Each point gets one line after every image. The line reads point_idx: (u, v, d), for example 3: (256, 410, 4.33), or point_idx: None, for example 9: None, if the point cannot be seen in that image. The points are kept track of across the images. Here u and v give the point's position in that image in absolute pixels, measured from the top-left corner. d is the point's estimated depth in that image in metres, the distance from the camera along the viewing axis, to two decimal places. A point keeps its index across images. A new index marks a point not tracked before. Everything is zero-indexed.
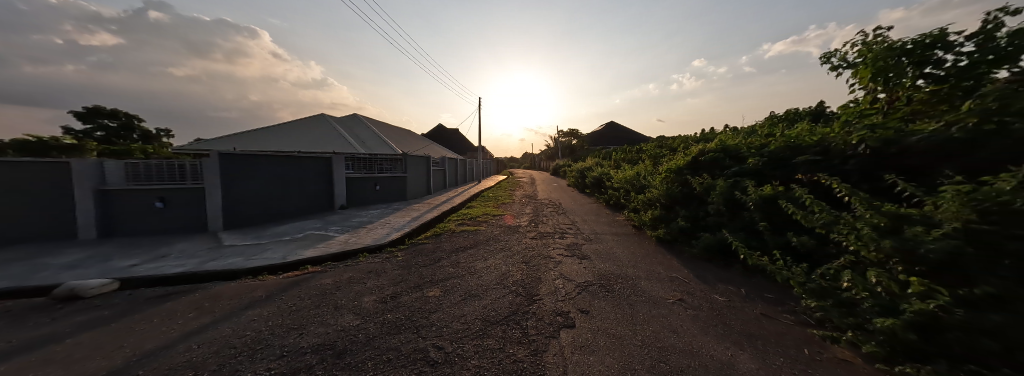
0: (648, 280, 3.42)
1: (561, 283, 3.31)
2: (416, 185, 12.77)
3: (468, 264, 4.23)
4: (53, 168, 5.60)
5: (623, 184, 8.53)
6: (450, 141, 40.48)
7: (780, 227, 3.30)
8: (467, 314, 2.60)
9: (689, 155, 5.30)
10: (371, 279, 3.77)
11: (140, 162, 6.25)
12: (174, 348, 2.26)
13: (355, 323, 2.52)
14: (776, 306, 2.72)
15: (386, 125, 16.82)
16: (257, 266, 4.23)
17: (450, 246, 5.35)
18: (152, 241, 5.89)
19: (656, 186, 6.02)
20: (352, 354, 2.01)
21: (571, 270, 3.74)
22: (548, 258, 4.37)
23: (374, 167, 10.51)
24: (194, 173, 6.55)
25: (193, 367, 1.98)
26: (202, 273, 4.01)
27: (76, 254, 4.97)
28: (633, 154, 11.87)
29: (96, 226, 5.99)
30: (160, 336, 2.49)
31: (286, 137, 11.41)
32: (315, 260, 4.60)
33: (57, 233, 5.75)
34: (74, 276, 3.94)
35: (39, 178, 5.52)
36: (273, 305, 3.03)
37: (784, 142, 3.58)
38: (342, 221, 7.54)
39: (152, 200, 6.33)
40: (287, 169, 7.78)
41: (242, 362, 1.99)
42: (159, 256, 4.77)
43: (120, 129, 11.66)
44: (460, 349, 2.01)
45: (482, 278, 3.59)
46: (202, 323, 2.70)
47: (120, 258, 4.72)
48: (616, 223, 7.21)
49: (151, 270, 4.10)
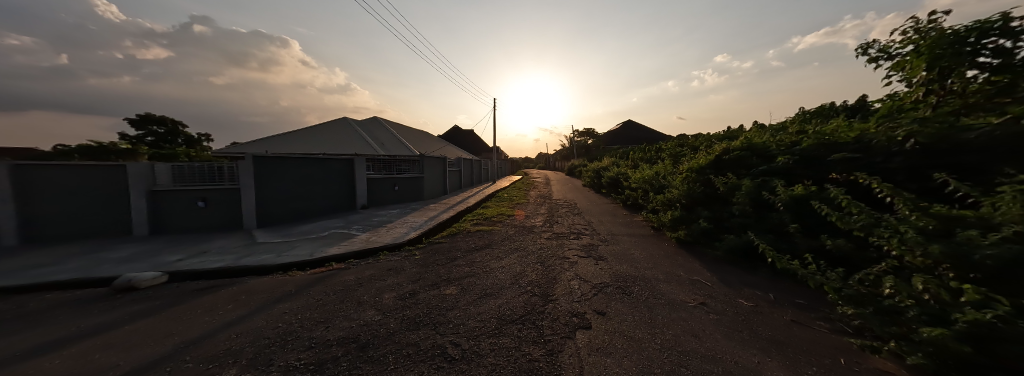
0: (668, 283, 3.32)
1: (576, 283, 3.28)
2: (433, 185, 13.04)
3: (484, 264, 4.27)
4: (113, 171, 6.19)
5: (641, 184, 8.30)
6: (464, 143, 41.39)
7: (814, 229, 3.09)
8: (483, 312, 2.63)
9: (711, 153, 5.07)
10: (391, 276, 3.90)
11: (184, 165, 6.75)
12: (216, 336, 2.44)
13: (376, 319, 2.61)
14: (809, 313, 2.56)
15: (404, 128, 17.33)
16: (286, 262, 4.47)
17: (465, 246, 5.45)
18: (194, 238, 6.34)
19: (676, 185, 5.83)
20: (374, 348, 2.08)
21: (586, 271, 3.70)
22: (563, 258, 4.34)
23: (392, 168, 10.84)
24: (230, 174, 7.02)
25: (232, 354, 2.13)
26: (238, 268, 4.29)
27: (129, 249, 5.44)
28: (653, 152, 11.49)
29: (148, 223, 6.55)
30: (204, 325, 2.69)
31: (312, 140, 12.01)
32: (338, 258, 4.80)
33: (117, 230, 6.35)
34: (129, 269, 4.34)
35: (101, 180, 6.13)
36: (301, 299, 3.20)
37: (817, 138, 3.35)
38: (362, 220, 7.84)
39: (194, 200, 6.83)
40: (312, 170, 8.15)
41: (275, 352, 2.11)
42: (200, 252, 5.15)
43: (170, 136, 12.77)
44: (477, 347, 2.04)
45: (497, 277, 3.62)
46: (239, 315, 2.89)
47: (166, 254, 5.12)
48: (635, 224, 7.00)
49: (194, 265, 4.43)
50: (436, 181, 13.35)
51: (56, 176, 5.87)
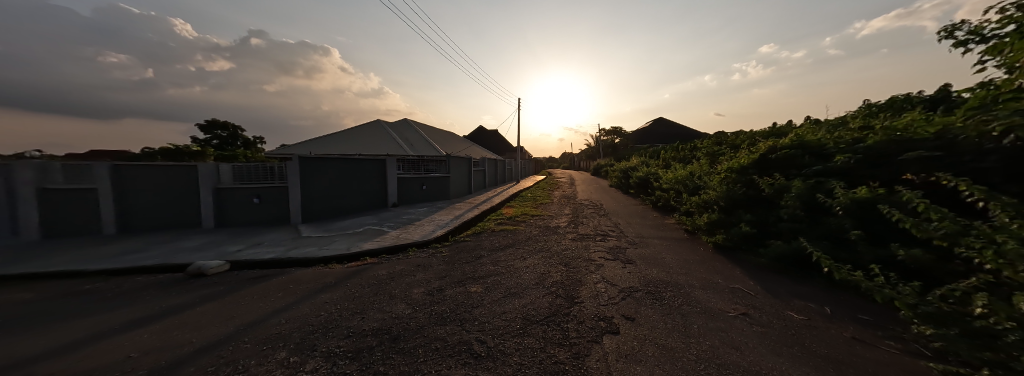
0: (704, 290, 3.13)
1: (603, 286, 3.20)
2: (459, 184, 13.36)
3: (508, 263, 4.30)
4: (187, 170, 7.05)
5: (674, 185, 7.88)
6: (489, 143, 41.95)
7: (881, 237, 2.75)
8: (508, 312, 2.65)
9: (755, 152, 4.69)
10: (420, 272, 4.06)
11: (243, 165, 7.47)
12: (269, 321, 2.70)
13: (406, 312, 2.73)
14: (875, 330, 2.28)
15: (432, 130, 17.93)
16: (327, 256, 4.81)
17: (490, 245, 5.52)
18: (250, 231, 7.04)
19: (713, 187, 5.46)
20: (404, 340, 2.18)
21: (614, 275, 3.59)
22: (589, 260, 4.24)
23: (421, 168, 11.27)
24: (280, 174, 7.69)
25: (282, 338, 2.34)
26: (286, 260, 4.70)
27: (198, 240, 6.16)
28: (686, 151, 10.85)
29: (214, 217, 7.36)
30: (259, 310, 2.98)
31: (349, 142, 12.82)
32: (372, 252, 5.07)
33: (189, 222, 7.23)
34: (198, 257, 4.93)
35: (179, 179, 7.03)
36: (340, 290, 3.43)
37: (887, 135, 2.97)
38: (393, 217, 8.23)
39: (251, 196, 7.57)
40: (349, 169, 8.71)
41: (318, 338, 2.29)
42: (254, 244, 5.70)
43: (231, 139, 14.31)
44: (502, 345, 2.06)
45: (521, 277, 3.63)
46: (287, 302, 3.17)
47: (227, 244, 5.74)
48: (667, 227, 6.66)
49: (250, 255, 4.92)
50: (462, 181, 13.66)
51: (144, 175, 6.86)
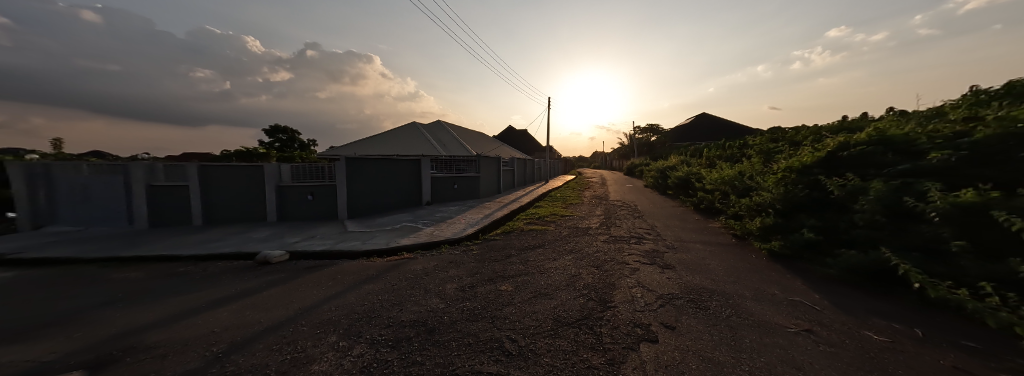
0: (756, 301, 2.85)
1: (639, 292, 3.05)
2: (489, 184, 13.59)
3: (537, 263, 4.28)
4: (256, 170, 8.01)
5: (720, 186, 7.28)
6: (518, 143, 42.13)
7: (994, 249, 2.28)
8: (539, 312, 2.64)
9: (821, 149, 4.15)
10: (452, 269, 4.19)
11: (299, 165, 8.27)
12: (321, 307, 2.97)
13: (440, 306, 2.84)
14: (984, 360, 1.90)
15: (464, 130, 18.44)
16: (369, 250, 5.17)
17: (520, 244, 5.54)
18: (305, 225, 7.78)
19: (768, 188, 4.96)
20: (439, 333, 2.27)
21: (651, 280, 3.41)
22: (623, 263, 4.08)
23: (453, 167, 11.65)
24: (329, 173, 8.41)
25: (332, 323, 2.56)
26: (334, 252, 5.14)
27: (263, 231, 6.96)
28: (734, 150, 9.96)
29: (276, 211, 8.25)
30: (313, 297, 3.29)
31: (388, 143, 13.66)
32: (409, 248, 5.36)
33: (256, 216, 8.19)
34: (263, 247, 5.57)
35: (249, 177, 8.02)
36: (381, 283, 3.67)
37: (1004, 127, 2.45)
38: (427, 215, 8.61)
39: (305, 194, 8.35)
40: (387, 169, 9.29)
41: (362, 326, 2.46)
42: (308, 237, 6.30)
43: (289, 142, 16.00)
44: (533, 345, 2.06)
45: (552, 278, 3.60)
46: (336, 291, 3.46)
47: (286, 236, 6.41)
48: (710, 231, 6.17)
49: (304, 247, 5.45)
50: (491, 180, 13.88)
51: (223, 174, 7.93)
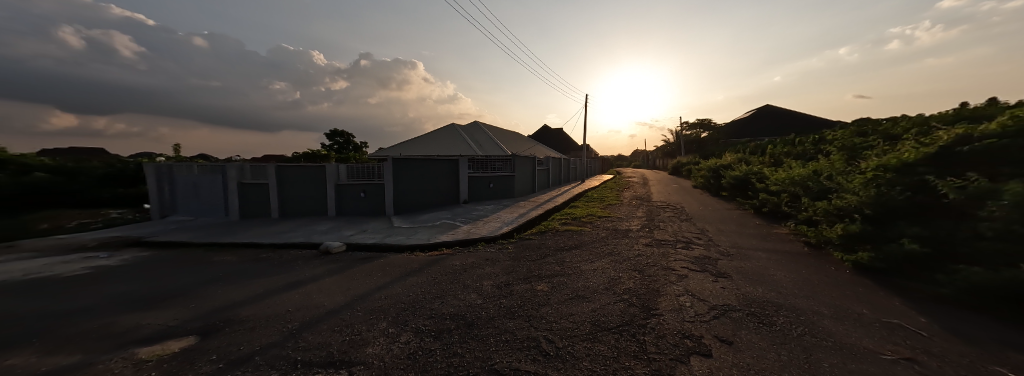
0: (835, 319, 2.46)
1: (687, 300, 2.82)
2: (523, 183, 13.63)
3: (574, 264, 4.19)
4: (319, 170, 9.04)
5: (788, 187, 6.43)
6: (553, 142, 41.65)
7: None
8: (576, 314, 2.58)
9: (934, 143, 3.32)
10: (488, 266, 4.29)
11: (353, 165, 9.14)
12: (373, 295, 3.24)
13: (477, 302, 2.92)
14: None
15: (499, 131, 18.76)
16: (412, 244, 5.51)
17: (554, 244, 5.48)
18: (358, 220, 8.54)
19: (853, 190, 4.24)
20: (477, 328, 2.33)
21: (700, 288, 3.13)
22: (668, 269, 3.80)
23: (489, 167, 11.93)
24: (378, 173, 9.14)
25: (382, 311, 2.77)
26: (383, 246, 5.57)
27: (324, 225, 7.80)
28: (807, 147, 8.69)
29: (335, 207, 9.17)
30: (364, 286, 3.60)
31: (429, 144, 14.44)
32: (448, 244, 5.61)
33: (318, 210, 9.21)
34: (324, 238, 6.25)
35: (313, 176, 9.06)
36: (423, 276, 3.88)
37: None
38: (465, 213, 8.92)
39: (358, 191, 9.18)
40: (428, 169, 9.84)
41: (407, 316, 2.63)
42: (360, 231, 6.92)
43: (346, 145, 17.76)
44: (572, 348, 2.01)
45: (589, 280, 3.49)
46: (384, 281, 3.74)
47: (342, 230, 7.11)
48: (774, 238, 5.48)
49: (358, 240, 6.00)
50: (526, 180, 13.91)
51: (293, 174, 9.07)
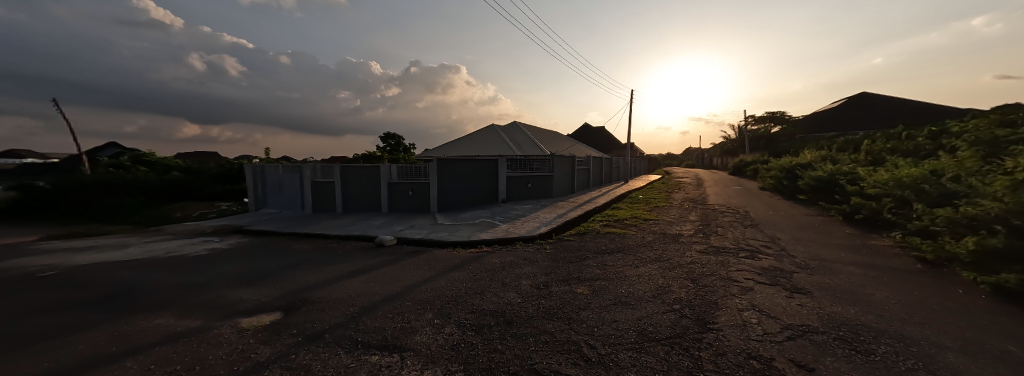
0: (960, 354, 1.97)
1: (752, 316, 2.50)
2: (562, 183, 13.39)
3: (617, 269, 3.99)
4: (374, 170, 9.96)
5: (892, 191, 5.31)
6: (595, 141, 40.21)
7: None
8: (620, 321, 2.45)
9: None
10: (527, 265, 4.30)
11: (403, 166, 9.88)
12: (420, 287, 3.46)
13: (516, 301, 2.94)
14: None
15: (538, 130, 18.70)
16: (455, 241, 5.77)
17: (595, 246, 5.28)
18: (406, 216, 9.21)
19: (994, 196, 3.34)
20: (517, 326, 2.35)
21: (768, 303, 2.76)
22: (727, 280, 3.42)
23: (528, 167, 11.97)
24: (424, 172, 9.75)
25: (428, 302, 2.95)
26: (428, 241, 5.93)
27: (378, 220, 8.56)
28: (923, 142, 7.07)
29: (387, 204, 10.00)
30: (412, 277, 3.87)
31: (470, 145, 14.99)
32: (488, 242, 5.75)
33: (373, 207, 10.14)
34: (377, 232, 6.87)
35: (369, 175, 10.01)
36: (464, 271, 4.04)
37: None
38: (503, 212, 9.07)
39: (406, 190, 9.88)
40: (469, 169, 10.21)
41: (451, 309, 2.75)
42: (408, 226, 7.45)
43: (397, 147, 19.38)
44: (616, 356, 1.91)
45: (633, 287, 3.29)
46: (430, 275, 3.96)
47: (393, 225, 7.73)
48: (870, 251, 4.57)
49: (406, 234, 6.47)
50: (565, 180, 13.64)
51: (353, 173, 10.12)
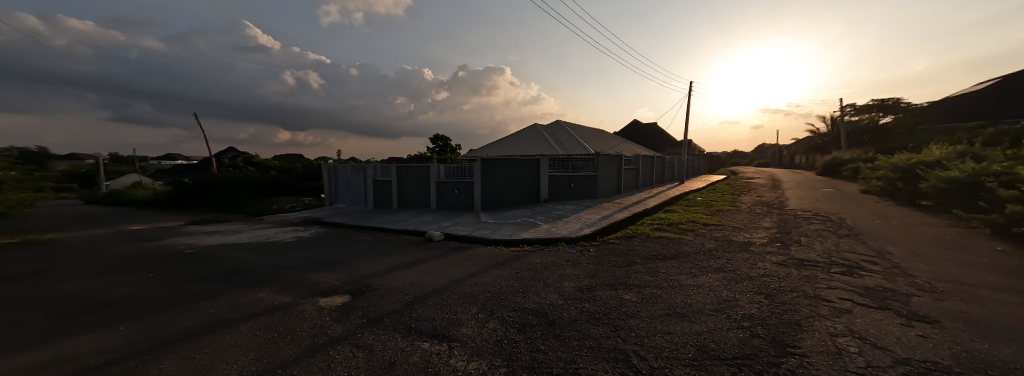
0: None
1: (848, 343, 2.08)
2: (608, 184, 12.77)
3: (671, 277, 3.67)
4: (424, 169, 10.70)
5: None
6: (645, 138, 37.57)
7: None
8: (675, 334, 2.24)
9: None
10: (570, 267, 4.20)
11: (450, 165, 10.42)
12: (465, 281, 3.61)
13: (559, 302, 2.89)
14: None
15: (583, 128, 18.14)
16: (497, 239, 5.89)
17: (644, 251, 4.93)
18: (452, 213, 9.70)
19: None
20: (560, 328, 2.31)
21: (871, 329, 2.27)
22: (811, 297, 2.90)
23: (570, 166, 11.70)
24: (469, 172, 10.15)
25: (473, 297, 3.06)
26: (472, 238, 6.16)
27: (427, 216, 9.17)
28: None
29: (435, 201, 10.65)
30: (458, 272, 4.07)
31: (513, 145, 15.18)
32: (530, 241, 5.76)
33: (423, 203, 10.89)
34: (427, 227, 7.36)
35: (420, 175, 10.79)
36: (507, 269, 4.10)
37: None
38: (545, 212, 8.98)
39: (452, 188, 10.40)
40: (512, 168, 10.35)
41: (494, 305, 2.82)
42: (454, 223, 7.84)
43: (445, 148, 20.54)
44: (671, 372, 1.75)
45: (690, 298, 2.99)
46: (474, 270, 4.11)
47: (440, 221, 8.21)
48: None
49: (452, 231, 6.81)
50: (611, 180, 12.98)
51: (406, 172, 11.00)
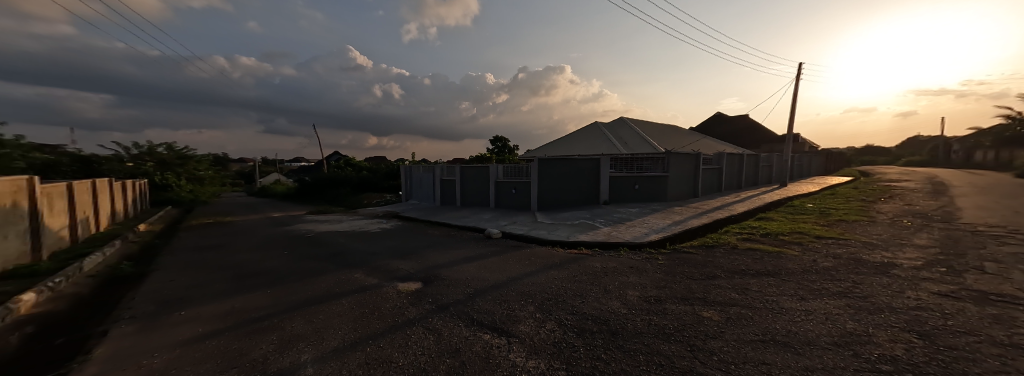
0: None
1: None
2: (680, 185, 11.41)
3: (764, 297, 3.08)
4: (484, 170, 11.24)
5: None
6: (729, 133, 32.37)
7: None
8: (772, 365, 1.86)
9: None
10: (634, 274, 3.88)
11: (508, 166, 10.72)
12: (523, 280, 3.67)
13: (621, 311, 2.70)
14: None
15: (650, 125, 16.60)
16: (555, 240, 5.82)
17: (728, 264, 4.25)
18: (510, 212, 9.95)
19: None
20: (624, 340, 2.15)
21: None
22: (996, 344, 2.09)
23: (635, 166, 10.84)
24: (527, 172, 10.27)
25: (531, 296, 3.07)
26: (529, 237, 6.21)
27: (486, 214, 9.62)
28: None
29: (494, 200, 11.09)
30: (516, 269, 4.15)
31: (571, 144, 14.81)
32: (589, 244, 5.53)
33: (483, 202, 11.45)
34: (487, 225, 7.72)
35: (481, 175, 11.38)
36: (565, 271, 4.02)
37: None
38: (606, 214, 8.50)
39: (510, 188, 10.67)
40: (570, 168, 10.10)
41: (552, 306, 2.78)
42: (511, 222, 8.04)
43: (505, 148, 21.21)
44: None
45: (794, 325, 2.45)
46: (531, 270, 4.14)
47: (499, 219, 8.52)
48: None
49: (510, 229, 6.99)
50: (684, 181, 11.55)
51: (468, 173, 11.75)
